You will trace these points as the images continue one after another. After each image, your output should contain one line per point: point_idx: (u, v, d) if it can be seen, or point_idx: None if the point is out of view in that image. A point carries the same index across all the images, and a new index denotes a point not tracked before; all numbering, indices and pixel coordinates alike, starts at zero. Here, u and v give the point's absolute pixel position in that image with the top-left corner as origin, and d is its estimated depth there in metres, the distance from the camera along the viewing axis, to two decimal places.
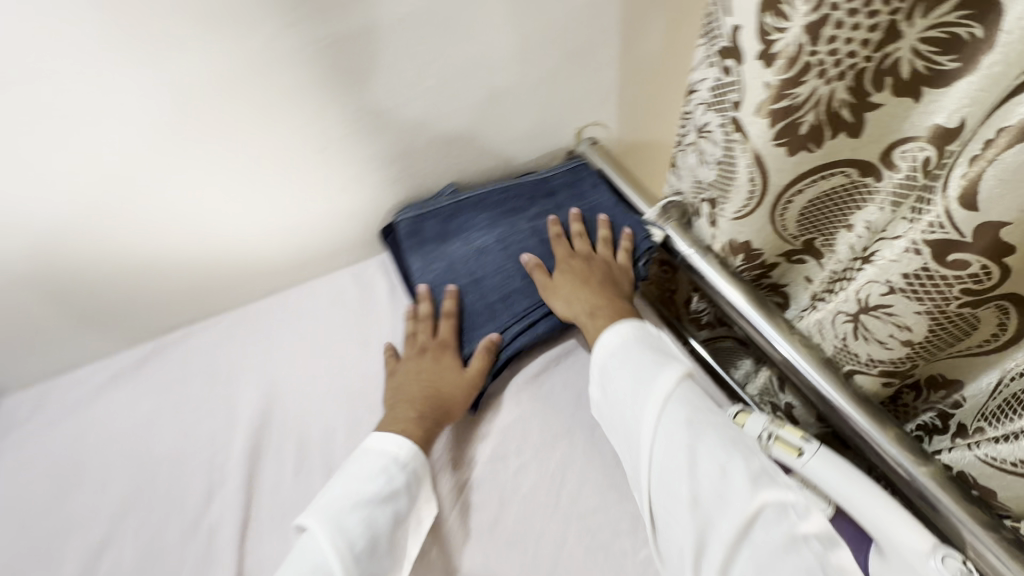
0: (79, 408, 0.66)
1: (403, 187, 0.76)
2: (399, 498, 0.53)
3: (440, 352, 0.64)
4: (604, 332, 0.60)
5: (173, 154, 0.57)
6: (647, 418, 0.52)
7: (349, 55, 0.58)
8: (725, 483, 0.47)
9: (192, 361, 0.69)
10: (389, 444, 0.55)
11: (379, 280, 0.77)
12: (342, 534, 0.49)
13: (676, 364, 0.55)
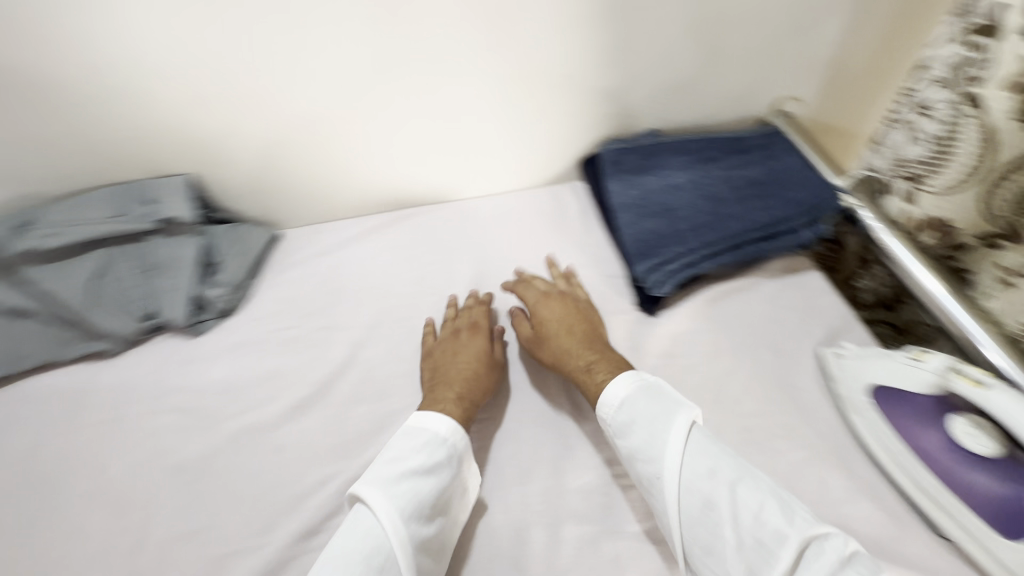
0: (341, 248, 0.83)
1: (613, 123, 0.86)
2: (444, 472, 0.55)
3: (478, 333, 0.70)
4: (608, 387, 0.60)
5: (462, 54, 0.72)
6: (664, 475, 0.53)
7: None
8: (756, 532, 0.49)
9: (424, 232, 0.85)
10: (432, 422, 0.58)
11: (574, 201, 0.88)
12: (393, 501, 0.52)
13: (685, 409, 0.56)
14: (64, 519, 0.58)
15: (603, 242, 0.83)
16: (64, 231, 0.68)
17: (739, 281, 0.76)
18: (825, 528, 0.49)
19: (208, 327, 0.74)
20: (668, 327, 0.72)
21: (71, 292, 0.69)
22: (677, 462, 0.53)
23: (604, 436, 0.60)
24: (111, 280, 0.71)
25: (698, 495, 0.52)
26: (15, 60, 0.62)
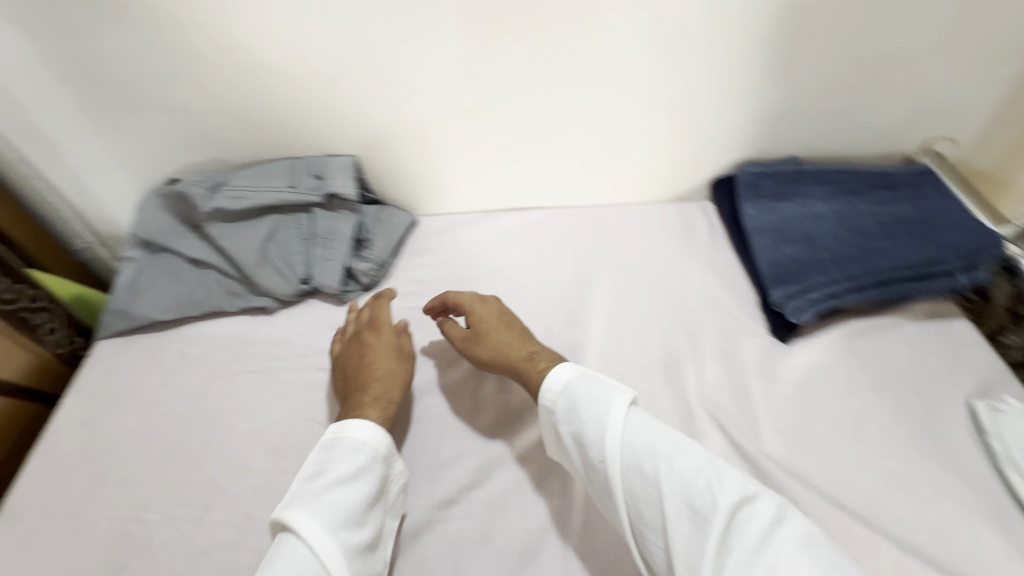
0: (473, 238, 0.87)
1: (753, 146, 0.86)
2: (369, 475, 0.56)
3: (379, 331, 0.70)
4: (549, 379, 0.60)
5: (617, 66, 0.74)
6: (607, 459, 0.53)
7: (775, 22, 0.72)
8: (686, 495, 0.49)
9: (552, 232, 0.87)
10: (353, 430, 0.59)
11: (702, 219, 0.88)
12: (321, 516, 0.52)
13: (621, 394, 0.56)
14: (230, 453, 0.64)
15: (733, 263, 0.82)
16: (249, 196, 0.76)
17: (879, 318, 0.74)
18: (753, 494, 0.49)
19: (352, 297, 0.79)
20: (804, 355, 0.71)
21: (247, 250, 0.76)
22: (617, 442, 0.53)
23: (547, 431, 0.60)
24: (278, 244, 0.78)
25: (628, 462, 0.52)
26: (227, 44, 0.68)
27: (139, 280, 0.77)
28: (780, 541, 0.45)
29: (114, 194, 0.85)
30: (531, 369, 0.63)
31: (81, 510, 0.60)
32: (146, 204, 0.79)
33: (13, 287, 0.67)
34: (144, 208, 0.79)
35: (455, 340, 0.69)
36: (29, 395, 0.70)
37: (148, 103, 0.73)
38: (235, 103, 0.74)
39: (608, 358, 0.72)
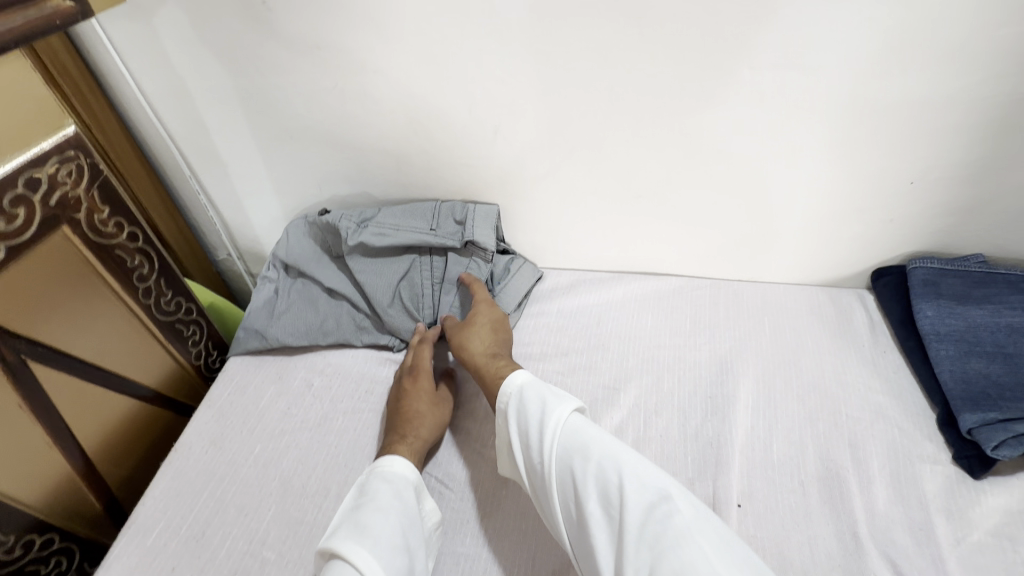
0: (601, 300, 0.83)
1: (932, 238, 0.76)
2: (406, 502, 0.57)
3: (417, 377, 0.69)
4: (508, 379, 0.63)
5: (783, 143, 0.69)
6: (541, 456, 0.56)
7: (978, 110, 0.63)
8: (605, 491, 0.51)
9: (687, 304, 0.82)
10: (396, 464, 0.60)
11: (860, 312, 0.79)
12: (370, 545, 0.52)
13: (567, 401, 0.58)
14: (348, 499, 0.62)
15: (901, 371, 0.72)
16: (391, 234, 0.76)
17: None
18: (673, 492, 0.50)
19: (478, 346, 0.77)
20: (1001, 499, 0.59)
21: (380, 287, 0.76)
22: (554, 441, 0.56)
23: (500, 430, 0.62)
24: (409, 283, 0.78)
25: (562, 457, 0.55)
26: (386, 88, 0.70)
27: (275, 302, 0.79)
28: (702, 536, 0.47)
29: (265, 216, 0.90)
30: (489, 364, 0.68)
31: (203, 533, 0.60)
32: (296, 229, 0.83)
33: (176, 300, 0.70)
34: (295, 233, 0.82)
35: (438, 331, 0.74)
36: (168, 404, 0.72)
37: (314, 137, 0.77)
38: (390, 142, 0.76)
39: (755, 462, 0.64)
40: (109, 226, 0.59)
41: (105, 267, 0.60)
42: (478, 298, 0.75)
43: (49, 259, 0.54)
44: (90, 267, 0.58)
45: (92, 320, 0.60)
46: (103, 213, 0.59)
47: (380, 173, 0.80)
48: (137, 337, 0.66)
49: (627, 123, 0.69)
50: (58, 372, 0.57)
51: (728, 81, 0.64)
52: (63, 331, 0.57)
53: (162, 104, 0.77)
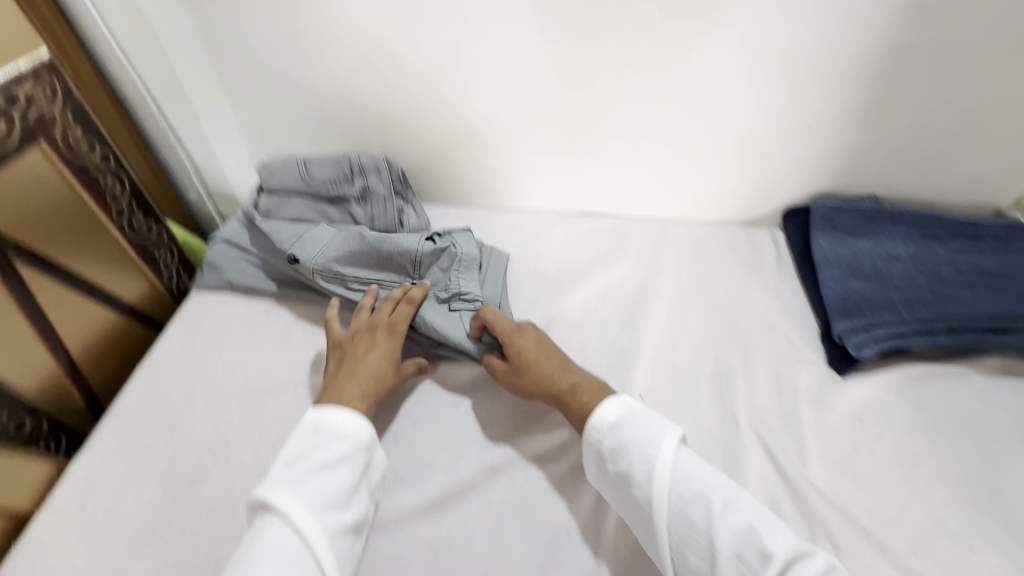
0: (542, 235, 0.92)
1: (832, 179, 0.85)
2: (352, 461, 0.59)
3: (393, 333, 0.71)
4: (595, 416, 0.60)
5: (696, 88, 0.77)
6: (654, 499, 0.53)
7: (862, 59, 0.71)
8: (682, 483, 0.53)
9: (618, 239, 0.91)
10: (344, 419, 0.61)
11: (769, 245, 0.89)
12: (308, 500, 0.55)
13: (669, 436, 0.56)
14: (304, 394, 0.71)
15: (796, 294, 0.83)
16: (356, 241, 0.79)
17: (947, 367, 0.72)
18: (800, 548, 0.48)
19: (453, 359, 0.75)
20: (861, 391, 0.70)
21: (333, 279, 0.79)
22: (664, 484, 0.54)
23: (592, 462, 0.60)
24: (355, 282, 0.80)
25: (674, 500, 0.53)
26: (342, 32, 0.76)
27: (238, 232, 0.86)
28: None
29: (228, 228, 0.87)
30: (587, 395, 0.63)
31: (176, 420, 0.68)
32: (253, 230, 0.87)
33: (147, 223, 0.78)
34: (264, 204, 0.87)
35: (501, 373, 0.68)
36: (144, 319, 0.80)
37: (275, 78, 0.83)
38: (346, 84, 0.83)
39: (660, 365, 0.74)
40: (82, 143, 0.67)
41: (79, 182, 0.67)
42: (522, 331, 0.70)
43: (31, 169, 0.60)
44: (65, 181, 0.65)
45: (68, 231, 0.67)
46: (77, 132, 0.65)
47: (338, 115, 0.87)
48: (111, 252, 0.73)
49: (558, 68, 0.77)
50: (43, 275, 0.64)
51: (644, 28, 0.71)
52: (46, 238, 0.64)
53: (130, 42, 0.82)
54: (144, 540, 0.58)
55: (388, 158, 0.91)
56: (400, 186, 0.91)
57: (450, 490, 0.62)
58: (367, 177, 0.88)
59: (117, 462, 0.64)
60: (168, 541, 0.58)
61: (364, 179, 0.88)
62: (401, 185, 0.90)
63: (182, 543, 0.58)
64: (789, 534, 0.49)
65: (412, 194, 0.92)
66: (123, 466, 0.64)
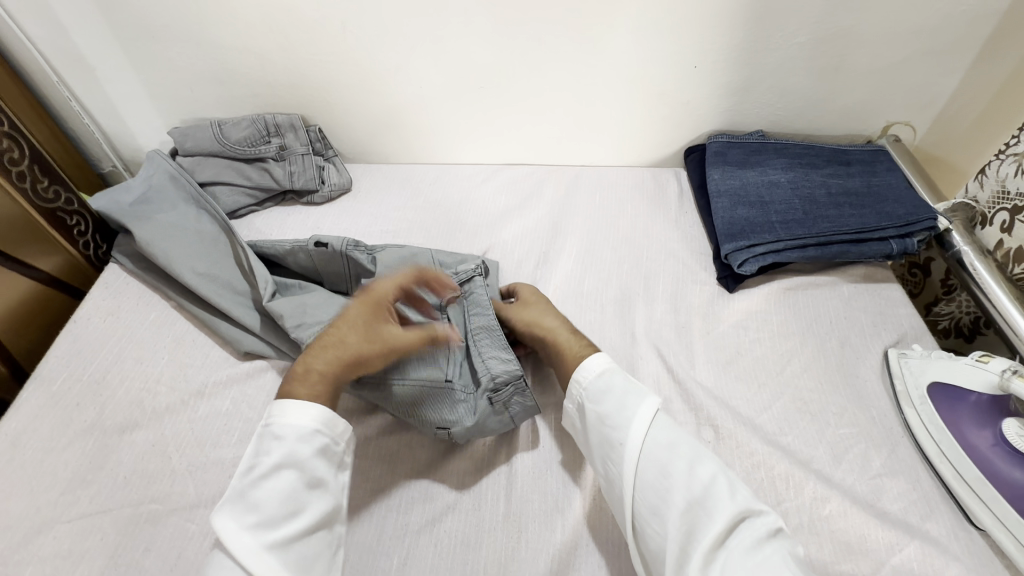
0: (462, 186, 0.96)
1: (725, 118, 0.93)
2: (298, 457, 0.51)
3: (368, 300, 0.63)
4: (585, 360, 0.63)
5: (592, 37, 0.82)
6: (629, 441, 0.55)
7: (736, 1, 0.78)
8: (599, 416, 0.59)
9: (535, 185, 0.96)
10: (290, 414, 0.53)
11: (673, 183, 0.96)
12: (248, 520, 0.48)
13: (649, 399, 0.58)
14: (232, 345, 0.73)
15: (695, 225, 0.90)
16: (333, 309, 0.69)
17: (819, 278, 0.82)
18: (748, 505, 0.50)
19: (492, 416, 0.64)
20: (746, 303, 0.79)
21: None
22: (637, 444, 0.55)
23: (571, 402, 0.62)
24: None
25: (643, 463, 0.55)
26: None
27: (153, 171, 0.82)
28: (771, 552, 0.47)
29: (183, 264, 0.75)
30: (566, 341, 0.66)
31: (104, 378, 0.69)
32: (226, 265, 0.77)
33: (54, 189, 0.79)
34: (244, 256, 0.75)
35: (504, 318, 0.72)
36: (60, 286, 0.81)
37: (182, 38, 0.84)
38: (257, 43, 0.84)
39: (570, 294, 0.80)
40: None
41: None
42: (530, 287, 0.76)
43: None
44: None
45: None
46: None
47: (248, 75, 0.88)
48: (18, 217, 0.74)
49: (460, 21, 0.80)
50: None
51: None
52: None
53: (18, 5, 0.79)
54: (78, 486, 0.61)
55: (305, 118, 0.93)
56: (320, 146, 0.94)
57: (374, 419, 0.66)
58: (284, 136, 0.91)
59: (45, 420, 0.66)
60: (102, 484, 0.61)
61: (281, 138, 0.91)
62: (320, 144, 0.94)
63: (115, 485, 0.61)
64: (749, 497, 0.51)
65: (332, 154, 0.95)
66: (52, 423, 0.65)
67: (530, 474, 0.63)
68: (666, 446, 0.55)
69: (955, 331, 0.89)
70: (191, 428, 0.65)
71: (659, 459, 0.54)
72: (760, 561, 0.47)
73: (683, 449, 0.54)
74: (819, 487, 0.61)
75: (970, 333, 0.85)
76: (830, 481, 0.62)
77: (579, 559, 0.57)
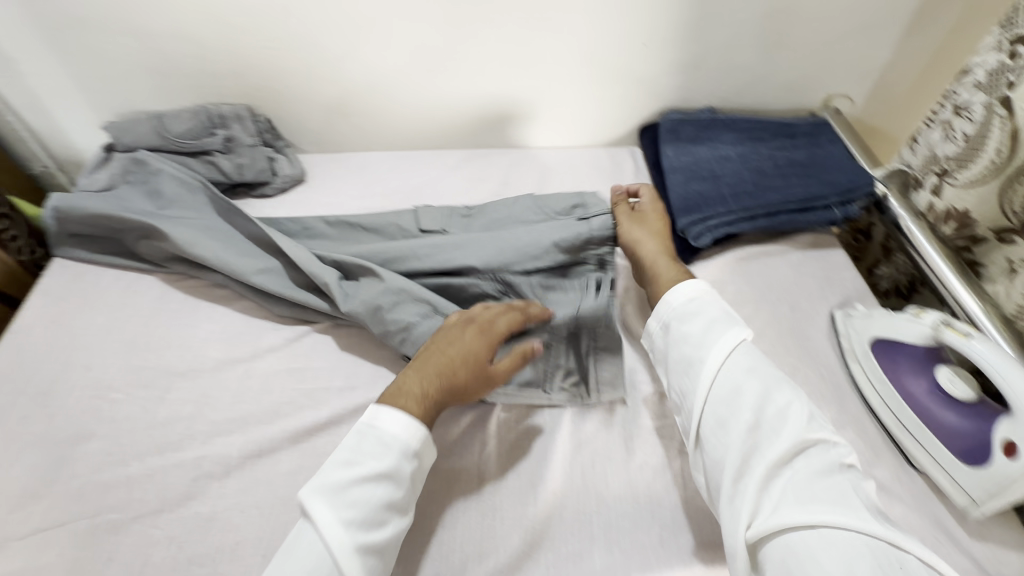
0: (419, 170, 0.94)
1: (676, 94, 0.95)
2: (397, 471, 0.54)
3: (484, 329, 0.65)
4: (681, 284, 0.67)
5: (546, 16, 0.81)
6: (708, 360, 0.59)
7: None
8: (680, 333, 0.63)
9: (493, 167, 0.96)
10: (397, 427, 0.56)
11: (628, 161, 0.98)
12: (341, 514, 0.50)
13: (740, 329, 0.61)
14: (189, 346, 0.71)
15: (651, 201, 0.92)
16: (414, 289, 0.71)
17: (770, 246, 0.85)
18: (837, 439, 0.54)
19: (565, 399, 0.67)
20: (702, 274, 0.82)
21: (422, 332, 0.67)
22: (718, 361, 0.59)
23: (656, 322, 0.67)
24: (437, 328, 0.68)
25: (718, 381, 0.58)
26: None
27: (92, 181, 0.82)
28: (840, 480, 0.51)
29: (243, 265, 0.73)
30: (659, 267, 0.72)
31: (51, 388, 0.66)
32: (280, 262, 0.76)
33: None
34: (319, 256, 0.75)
35: (619, 220, 0.79)
36: None
37: (113, 25, 0.79)
38: (197, 28, 0.80)
39: None
40: None
41: None
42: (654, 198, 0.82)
43: None
44: None
45: None
46: None
47: (187, 63, 0.84)
48: None
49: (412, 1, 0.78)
50: None
51: None
52: None
53: None
54: (29, 501, 0.58)
55: (251, 107, 0.90)
56: (269, 137, 0.91)
57: (342, 411, 0.65)
58: (230, 127, 0.87)
59: None
60: (56, 498, 0.58)
61: (227, 129, 0.87)
62: (269, 134, 0.91)
63: (71, 497, 0.58)
64: (824, 429, 0.55)
65: (282, 144, 0.92)
66: None
67: (502, 453, 0.64)
68: (747, 369, 0.59)
69: (894, 291, 0.94)
70: (150, 433, 0.63)
71: (736, 379, 0.58)
72: (828, 487, 0.50)
73: (757, 386, 0.57)
74: None
75: (907, 292, 0.91)
76: None
77: (554, 529, 0.58)
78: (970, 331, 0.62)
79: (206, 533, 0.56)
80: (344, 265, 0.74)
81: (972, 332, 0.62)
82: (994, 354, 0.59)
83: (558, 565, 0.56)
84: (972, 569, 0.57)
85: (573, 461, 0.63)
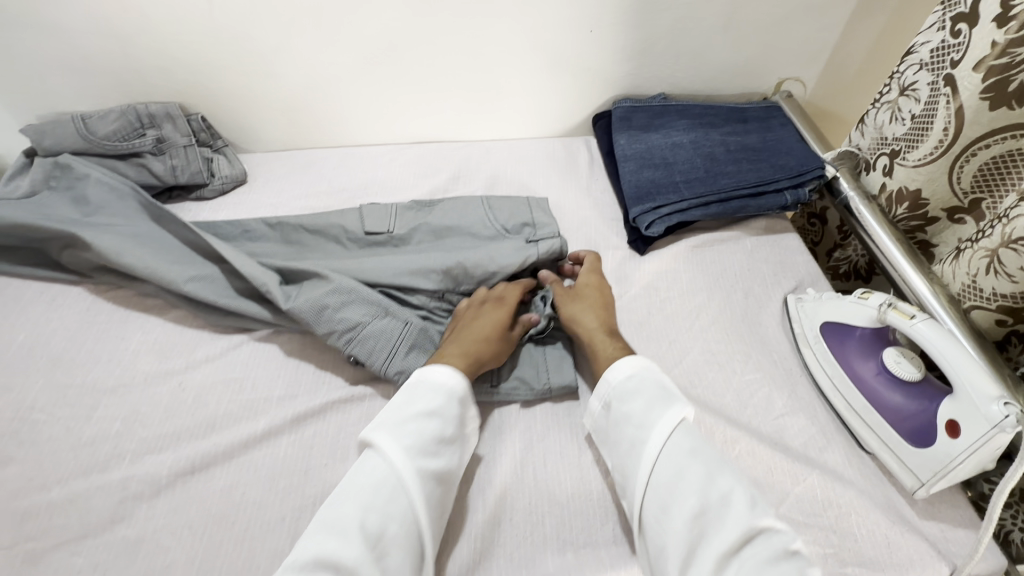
0: (366, 167, 0.91)
1: (628, 82, 0.93)
2: (448, 411, 0.56)
3: (500, 301, 0.69)
4: (617, 362, 0.62)
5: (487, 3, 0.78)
6: (650, 442, 0.54)
7: None
8: (617, 415, 0.58)
9: (442, 161, 0.93)
10: (444, 373, 0.59)
11: (582, 151, 0.96)
12: (403, 445, 0.52)
13: (679, 406, 0.56)
14: (118, 360, 0.67)
15: (605, 190, 0.91)
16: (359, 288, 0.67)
17: (723, 233, 0.84)
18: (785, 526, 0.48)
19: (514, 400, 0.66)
20: (656, 264, 0.80)
21: (367, 334, 0.64)
22: (660, 442, 0.54)
23: (597, 401, 0.61)
24: (383, 330, 0.65)
25: (662, 461, 0.53)
26: None
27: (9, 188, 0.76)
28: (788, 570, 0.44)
29: (174, 273, 0.69)
30: (599, 343, 0.66)
31: None
32: (217, 269, 0.72)
33: None
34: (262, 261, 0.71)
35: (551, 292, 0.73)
36: None
37: (24, 21, 0.74)
38: (116, 24, 0.75)
39: None
40: None
41: None
42: (589, 269, 0.75)
43: None
44: None
45: None
46: None
47: (108, 60, 0.79)
48: None
49: None
50: None
51: None
52: None
53: None
54: None
55: (183, 105, 0.85)
56: (206, 136, 0.87)
57: (281, 421, 0.62)
58: (161, 127, 0.82)
59: None
60: None
61: (157, 130, 0.82)
62: (205, 134, 0.86)
63: None
64: (768, 513, 0.48)
65: (221, 143, 0.88)
66: None
67: None
68: (688, 451, 0.53)
69: (850, 274, 0.94)
70: (74, 454, 0.59)
71: (678, 462, 0.53)
72: None
73: (695, 470, 0.52)
74: (729, 431, 0.63)
75: (864, 274, 0.91)
76: (738, 424, 0.65)
77: (503, 535, 0.56)
78: (914, 312, 0.62)
79: (134, 556, 0.53)
80: (285, 269, 0.71)
81: (917, 313, 0.61)
82: (939, 336, 0.59)
83: (507, 572, 0.54)
84: (926, 552, 0.56)
85: (524, 463, 0.61)
